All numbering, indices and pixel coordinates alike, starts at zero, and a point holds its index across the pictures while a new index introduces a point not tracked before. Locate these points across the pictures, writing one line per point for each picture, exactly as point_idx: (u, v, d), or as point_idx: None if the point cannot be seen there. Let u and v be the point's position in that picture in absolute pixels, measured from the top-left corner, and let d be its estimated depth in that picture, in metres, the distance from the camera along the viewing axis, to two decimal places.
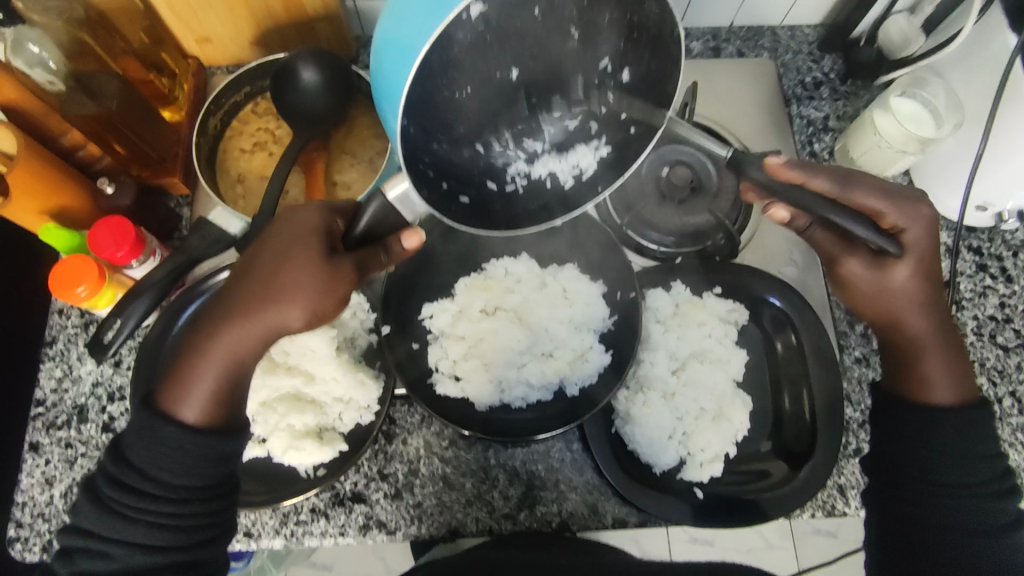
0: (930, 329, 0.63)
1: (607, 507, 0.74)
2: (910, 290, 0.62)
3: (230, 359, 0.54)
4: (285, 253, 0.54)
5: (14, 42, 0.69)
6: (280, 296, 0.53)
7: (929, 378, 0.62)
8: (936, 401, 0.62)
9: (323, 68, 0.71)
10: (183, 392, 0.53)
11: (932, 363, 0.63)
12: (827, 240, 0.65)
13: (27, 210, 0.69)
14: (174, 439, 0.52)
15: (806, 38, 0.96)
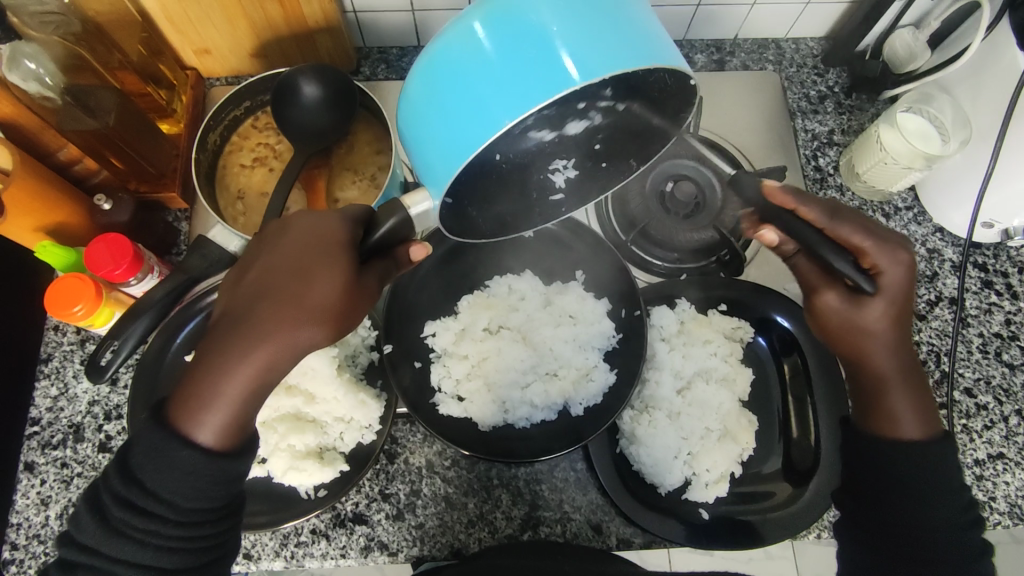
0: (903, 364, 0.58)
1: (612, 528, 0.73)
2: (896, 315, 0.56)
3: (252, 382, 0.50)
4: (313, 270, 0.52)
5: (8, 56, 0.66)
6: (310, 316, 0.51)
7: (895, 412, 0.59)
8: (903, 436, 0.58)
9: (325, 84, 0.70)
10: (196, 411, 0.49)
11: (902, 399, 0.58)
12: (809, 270, 0.60)
13: (22, 227, 0.67)
14: (190, 464, 0.48)
15: (810, 51, 0.95)
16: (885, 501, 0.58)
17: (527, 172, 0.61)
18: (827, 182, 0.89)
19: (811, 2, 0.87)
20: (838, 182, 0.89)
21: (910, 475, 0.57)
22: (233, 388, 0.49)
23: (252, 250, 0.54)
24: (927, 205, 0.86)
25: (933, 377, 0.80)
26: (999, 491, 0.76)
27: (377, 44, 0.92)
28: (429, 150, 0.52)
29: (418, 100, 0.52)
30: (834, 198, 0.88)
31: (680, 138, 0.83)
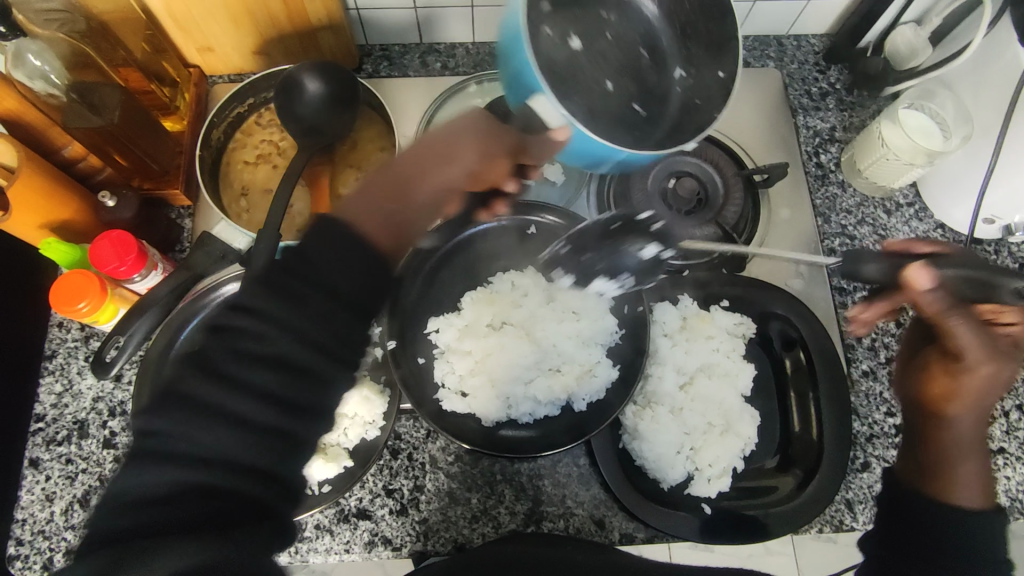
0: (972, 437, 0.59)
1: (614, 523, 0.74)
2: (979, 392, 0.58)
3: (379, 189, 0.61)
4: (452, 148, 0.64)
5: (13, 53, 0.67)
6: (463, 154, 0.64)
7: (959, 478, 0.58)
8: (960, 502, 0.56)
9: (329, 82, 0.70)
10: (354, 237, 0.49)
11: (962, 472, 0.58)
12: (966, 335, 0.56)
13: (27, 224, 0.68)
14: (365, 249, 0.49)
15: (812, 48, 0.95)
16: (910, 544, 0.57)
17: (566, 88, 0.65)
18: (828, 179, 0.89)
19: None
20: (840, 178, 0.89)
21: (951, 527, 0.55)
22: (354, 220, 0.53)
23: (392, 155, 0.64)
24: (928, 201, 0.86)
25: None
26: (1001, 486, 0.77)
27: (379, 41, 0.92)
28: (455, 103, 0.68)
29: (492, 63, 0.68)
30: (836, 195, 0.88)
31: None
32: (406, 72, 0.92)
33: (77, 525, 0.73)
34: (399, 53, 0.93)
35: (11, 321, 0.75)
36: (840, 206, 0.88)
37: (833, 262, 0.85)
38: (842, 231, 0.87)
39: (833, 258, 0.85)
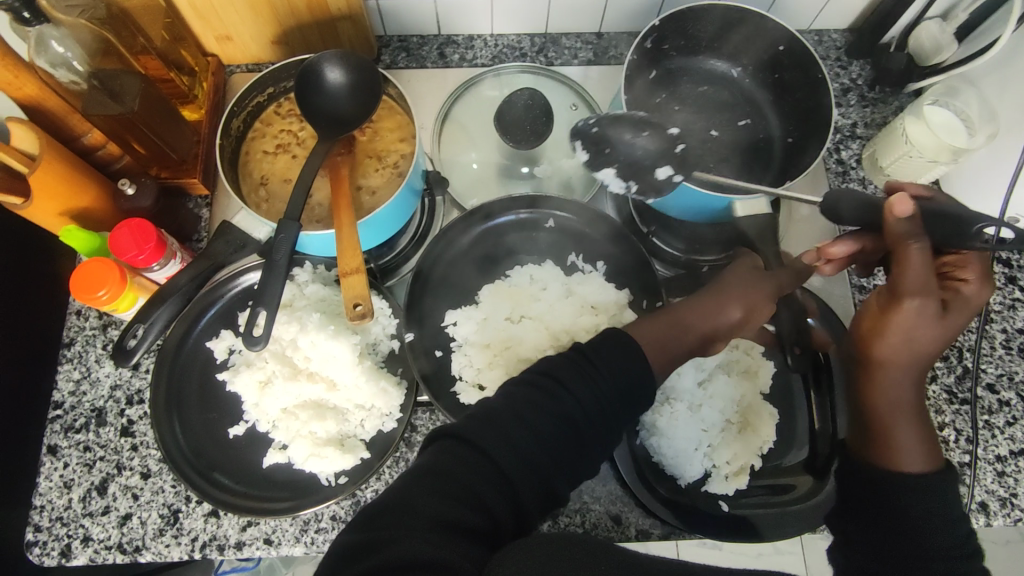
0: (901, 399, 0.58)
1: (631, 519, 0.73)
2: (911, 340, 0.55)
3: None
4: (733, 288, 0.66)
5: (36, 39, 0.67)
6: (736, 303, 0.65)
7: (899, 442, 0.57)
8: (905, 469, 0.56)
9: (350, 72, 0.70)
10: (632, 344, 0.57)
11: (897, 436, 0.57)
12: (911, 273, 0.53)
13: (47, 211, 0.68)
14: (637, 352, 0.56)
15: (834, 43, 0.94)
16: (868, 515, 0.56)
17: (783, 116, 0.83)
18: (849, 176, 0.88)
19: None
20: (861, 175, 0.88)
21: (912, 497, 0.54)
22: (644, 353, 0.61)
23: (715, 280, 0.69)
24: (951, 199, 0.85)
25: (955, 372, 0.80)
26: (1021, 487, 0.76)
27: (397, 32, 0.91)
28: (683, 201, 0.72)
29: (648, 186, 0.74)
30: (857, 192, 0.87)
31: (720, 139, 0.83)
32: (424, 63, 0.92)
33: (95, 513, 0.73)
34: (417, 43, 0.92)
35: (29, 308, 0.76)
36: None
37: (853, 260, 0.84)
38: None
39: None
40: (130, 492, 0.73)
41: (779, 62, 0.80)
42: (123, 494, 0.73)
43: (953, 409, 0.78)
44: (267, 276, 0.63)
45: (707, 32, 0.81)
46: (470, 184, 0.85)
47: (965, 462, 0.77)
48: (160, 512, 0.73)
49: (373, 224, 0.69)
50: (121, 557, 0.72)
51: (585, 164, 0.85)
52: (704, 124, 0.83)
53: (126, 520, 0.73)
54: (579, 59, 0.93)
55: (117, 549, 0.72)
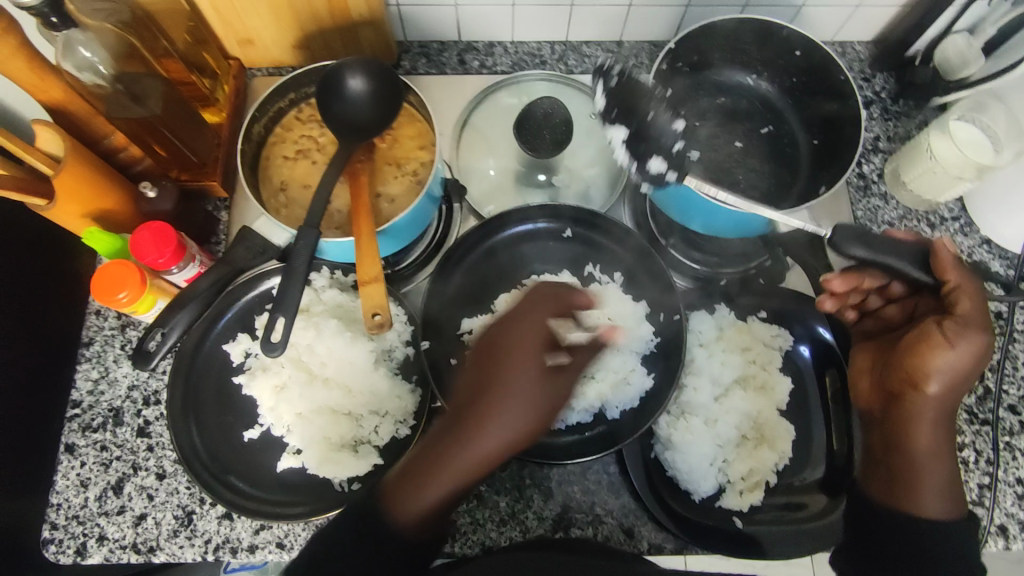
0: (937, 445, 0.61)
1: (643, 532, 0.73)
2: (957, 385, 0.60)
3: (455, 484, 0.54)
4: (532, 396, 0.54)
5: (62, 43, 0.66)
6: (484, 437, 0.53)
7: (925, 491, 0.61)
8: (926, 514, 0.61)
9: (373, 80, 0.70)
10: (381, 512, 0.55)
11: (924, 488, 0.61)
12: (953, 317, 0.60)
13: (70, 214, 0.68)
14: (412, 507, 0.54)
15: (857, 55, 0.93)
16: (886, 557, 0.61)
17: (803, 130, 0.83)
18: (871, 190, 0.87)
19: (861, 5, 0.86)
20: (883, 190, 0.87)
21: (932, 540, 0.60)
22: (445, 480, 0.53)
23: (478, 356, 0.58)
24: (975, 215, 0.84)
25: (976, 392, 0.79)
26: None
27: (418, 38, 0.91)
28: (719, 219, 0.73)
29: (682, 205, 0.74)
30: (878, 207, 0.86)
31: (744, 150, 0.82)
32: (444, 70, 0.91)
33: (110, 512, 0.74)
34: (437, 49, 0.92)
35: (51, 307, 0.77)
36: (882, 218, 0.86)
37: None
38: None
39: None
40: (145, 493, 0.74)
41: (803, 74, 0.80)
42: (139, 494, 0.74)
43: (974, 430, 0.77)
44: (286, 282, 0.63)
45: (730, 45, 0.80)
46: (487, 191, 0.85)
47: (986, 484, 0.76)
48: (174, 513, 0.73)
49: (392, 232, 0.69)
50: (135, 556, 0.73)
51: (604, 175, 0.84)
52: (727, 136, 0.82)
53: (141, 520, 0.73)
54: (599, 67, 0.92)
55: (132, 548, 0.73)
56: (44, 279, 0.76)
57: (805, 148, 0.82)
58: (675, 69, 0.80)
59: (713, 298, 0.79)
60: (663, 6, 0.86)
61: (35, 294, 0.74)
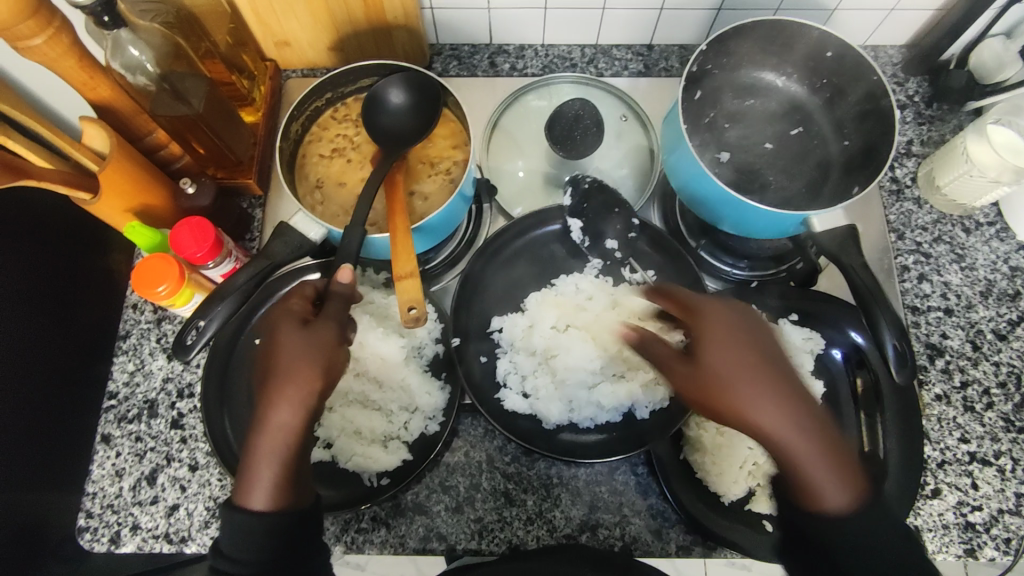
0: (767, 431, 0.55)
1: (671, 534, 0.73)
2: (736, 362, 0.57)
3: (278, 451, 0.56)
4: (276, 343, 0.59)
5: (113, 44, 0.68)
6: (279, 404, 0.56)
7: (813, 484, 0.54)
8: (826, 509, 0.54)
9: (412, 91, 0.73)
10: (242, 483, 0.55)
11: (818, 471, 0.54)
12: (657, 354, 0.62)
13: (114, 208, 0.70)
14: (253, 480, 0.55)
15: (890, 59, 0.92)
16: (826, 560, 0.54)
17: (836, 129, 0.82)
18: (904, 194, 0.86)
19: (895, 8, 0.85)
20: (916, 195, 0.86)
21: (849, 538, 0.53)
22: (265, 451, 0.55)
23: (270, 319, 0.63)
24: (1011, 221, 0.83)
25: (1013, 400, 0.77)
26: None
27: (449, 40, 0.93)
28: (756, 221, 0.70)
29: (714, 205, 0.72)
30: (911, 211, 0.85)
31: (775, 152, 0.81)
32: (475, 72, 0.92)
33: (144, 502, 0.75)
34: (468, 52, 0.93)
35: (89, 299, 0.78)
36: (915, 222, 0.85)
37: (906, 280, 0.82)
38: (917, 249, 0.84)
39: (906, 275, 0.83)
40: (178, 484, 0.75)
41: (834, 75, 0.79)
42: (172, 485, 0.75)
43: (1011, 438, 0.76)
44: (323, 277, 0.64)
45: (760, 50, 0.80)
46: (516, 192, 0.85)
47: None
48: (206, 505, 0.74)
49: (426, 232, 0.71)
50: (167, 546, 0.73)
51: (633, 176, 0.84)
52: (759, 137, 0.82)
53: (173, 510, 0.74)
54: (629, 70, 0.93)
55: (164, 538, 0.74)
56: (83, 274, 0.78)
57: (837, 151, 0.81)
58: (705, 71, 0.80)
59: (744, 300, 0.78)
60: (693, 9, 0.86)
61: (72, 287, 0.76)
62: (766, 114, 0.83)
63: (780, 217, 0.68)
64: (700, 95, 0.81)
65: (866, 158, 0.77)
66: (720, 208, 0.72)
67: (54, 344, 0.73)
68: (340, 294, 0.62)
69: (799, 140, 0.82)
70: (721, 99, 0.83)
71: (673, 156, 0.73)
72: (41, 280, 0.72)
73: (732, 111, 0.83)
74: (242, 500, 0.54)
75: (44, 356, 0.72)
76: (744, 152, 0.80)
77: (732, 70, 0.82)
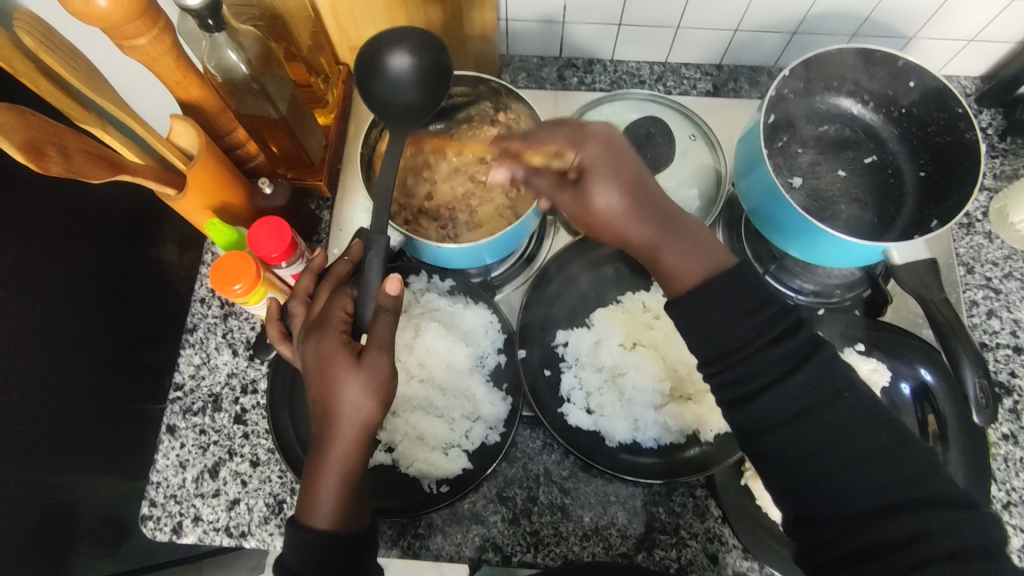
0: (623, 213, 0.60)
1: (728, 559, 0.72)
2: (608, 161, 0.60)
3: (344, 477, 0.56)
4: (330, 385, 0.56)
5: (212, 46, 0.68)
6: (341, 434, 0.56)
7: (674, 269, 0.61)
8: (685, 285, 0.60)
9: (418, 56, 0.64)
10: (308, 505, 0.56)
11: (672, 252, 0.60)
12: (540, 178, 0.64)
13: (196, 204, 0.71)
14: (320, 505, 0.55)
15: (963, 89, 0.92)
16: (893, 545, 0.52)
17: (910, 158, 0.81)
18: (974, 228, 0.85)
19: (975, 39, 0.85)
20: (987, 229, 0.85)
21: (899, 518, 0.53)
22: (331, 478, 0.55)
23: (310, 329, 0.60)
24: None
25: None
26: None
27: (519, 52, 0.94)
28: (821, 250, 0.71)
29: (779, 226, 0.73)
30: (982, 245, 0.84)
31: (847, 180, 0.81)
32: (543, 84, 0.93)
33: (206, 494, 0.76)
34: (536, 64, 0.94)
35: (144, 291, 0.79)
36: (986, 256, 0.84)
37: (974, 314, 0.81)
38: (987, 284, 0.83)
39: (974, 310, 0.81)
40: (239, 478, 0.77)
41: (913, 104, 0.78)
42: (233, 479, 0.77)
43: None
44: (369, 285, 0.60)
45: (837, 77, 0.79)
46: None
47: None
48: (266, 501, 0.76)
49: (497, 244, 0.70)
50: (227, 539, 0.75)
51: (703, 196, 0.83)
52: (832, 164, 0.81)
53: (234, 504, 0.76)
54: (697, 89, 0.93)
55: (224, 531, 0.75)
56: (147, 267, 0.79)
57: (910, 181, 0.80)
58: (780, 95, 0.80)
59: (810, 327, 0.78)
60: (771, 32, 0.86)
61: (131, 280, 0.77)
62: (838, 140, 0.83)
63: (858, 247, 0.68)
64: (773, 119, 0.80)
65: (940, 193, 0.77)
66: (782, 229, 0.73)
67: (114, 336, 0.74)
68: (386, 311, 0.59)
69: (871, 168, 0.82)
70: (795, 122, 0.83)
71: (750, 178, 0.73)
72: (109, 270, 0.73)
73: (804, 137, 0.82)
74: (309, 520, 0.55)
75: (105, 347, 0.72)
76: (813, 178, 0.80)
77: (807, 94, 0.82)
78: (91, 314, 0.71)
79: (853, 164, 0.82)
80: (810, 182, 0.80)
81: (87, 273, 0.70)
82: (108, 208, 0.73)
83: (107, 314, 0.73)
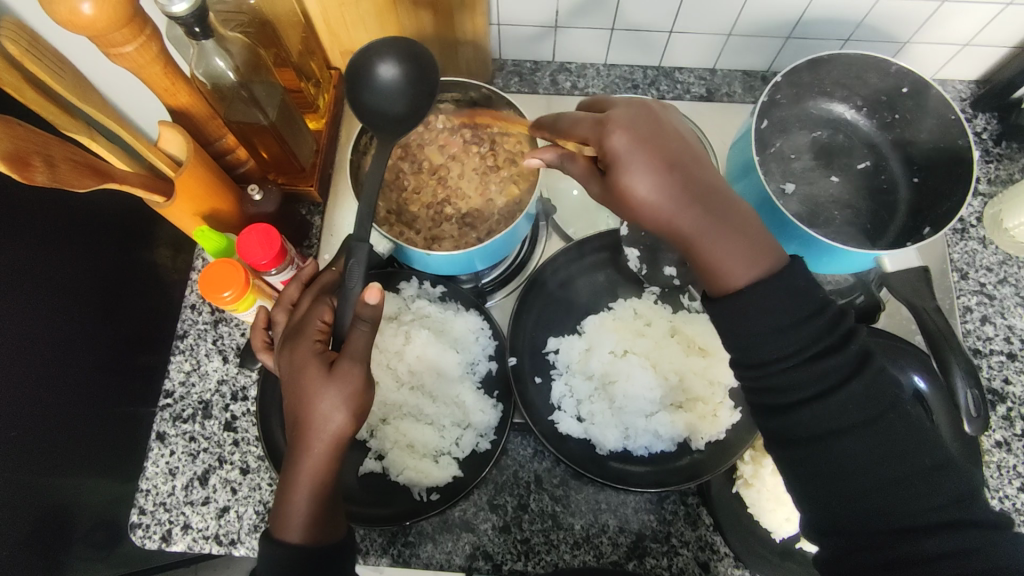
0: (662, 198, 0.55)
1: (720, 567, 0.72)
2: (639, 141, 0.56)
3: (317, 490, 0.56)
4: (303, 393, 0.55)
5: (199, 52, 0.68)
6: (315, 446, 0.55)
7: (724, 264, 0.55)
8: (735, 283, 0.54)
9: (405, 67, 0.63)
10: (280, 519, 0.55)
11: (716, 246, 0.55)
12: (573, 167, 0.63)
13: (184, 211, 0.70)
14: (291, 519, 0.55)
15: (958, 93, 0.91)
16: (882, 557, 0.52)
17: (904, 164, 0.81)
18: (968, 234, 0.85)
19: (969, 43, 0.84)
20: (981, 235, 0.84)
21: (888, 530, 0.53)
22: (302, 491, 0.55)
23: (288, 340, 0.59)
24: None
25: None
26: None
27: (512, 57, 0.93)
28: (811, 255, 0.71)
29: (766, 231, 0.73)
30: (976, 250, 0.84)
31: (840, 186, 0.80)
32: (536, 89, 0.93)
33: (196, 501, 0.76)
34: (530, 69, 0.94)
35: (136, 296, 0.79)
36: (980, 262, 0.83)
37: (967, 321, 0.81)
38: (981, 289, 0.82)
39: (968, 316, 0.81)
40: (229, 486, 0.76)
41: (907, 109, 0.78)
42: (223, 487, 0.76)
43: None
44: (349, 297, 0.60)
45: (830, 82, 0.79)
46: (571, 213, 0.84)
47: None
48: (256, 508, 0.75)
49: (487, 251, 0.70)
50: (217, 547, 0.75)
51: None
52: (826, 169, 0.81)
53: (224, 512, 0.75)
54: (691, 94, 0.92)
55: (213, 539, 0.75)
56: (138, 273, 0.79)
57: (904, 187, 0.80)
58: (773, 100, 0.79)
59: None
60: (764, 37, 0.86)
61: (123, 287, 0.76)
62: (831, 146, 0.82)
63: (850, 254, 0.68)
64: (765, 124, 0.80)
65: (935, 199, 0.76)
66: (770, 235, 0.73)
67: (106, 343, 0.74)
68: (364, 320, 0.57)
69: (864, 174, 0.81)
70: (788, 127, 0.82)
71: (740, 183, 0.73)
72: (100, 277, 0.73)
73: (798, 142, 0.82)
74: (280, 534, 0.55)
75: (96, 354, 0.72)
76: (807, 184, 0.79)
77: (800, 99, 0.81)
78: (81, 320, 0.70)
79: (847, 170, 0.81)
80: (804, 188, 0.79)
81: (77, 280, 0.70)
82: (98, 215, 0.73)
83: (97, 321, 0.73)
